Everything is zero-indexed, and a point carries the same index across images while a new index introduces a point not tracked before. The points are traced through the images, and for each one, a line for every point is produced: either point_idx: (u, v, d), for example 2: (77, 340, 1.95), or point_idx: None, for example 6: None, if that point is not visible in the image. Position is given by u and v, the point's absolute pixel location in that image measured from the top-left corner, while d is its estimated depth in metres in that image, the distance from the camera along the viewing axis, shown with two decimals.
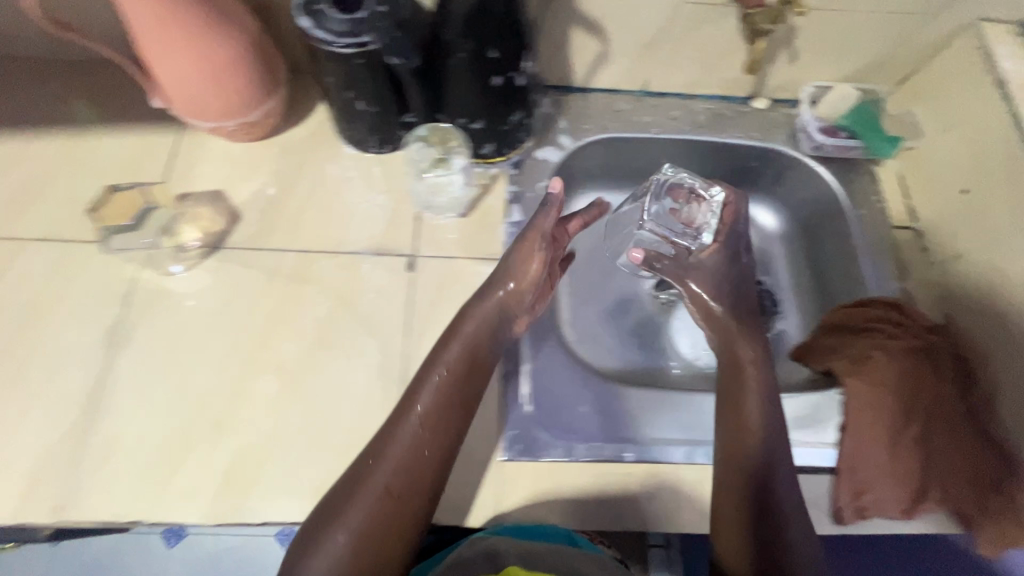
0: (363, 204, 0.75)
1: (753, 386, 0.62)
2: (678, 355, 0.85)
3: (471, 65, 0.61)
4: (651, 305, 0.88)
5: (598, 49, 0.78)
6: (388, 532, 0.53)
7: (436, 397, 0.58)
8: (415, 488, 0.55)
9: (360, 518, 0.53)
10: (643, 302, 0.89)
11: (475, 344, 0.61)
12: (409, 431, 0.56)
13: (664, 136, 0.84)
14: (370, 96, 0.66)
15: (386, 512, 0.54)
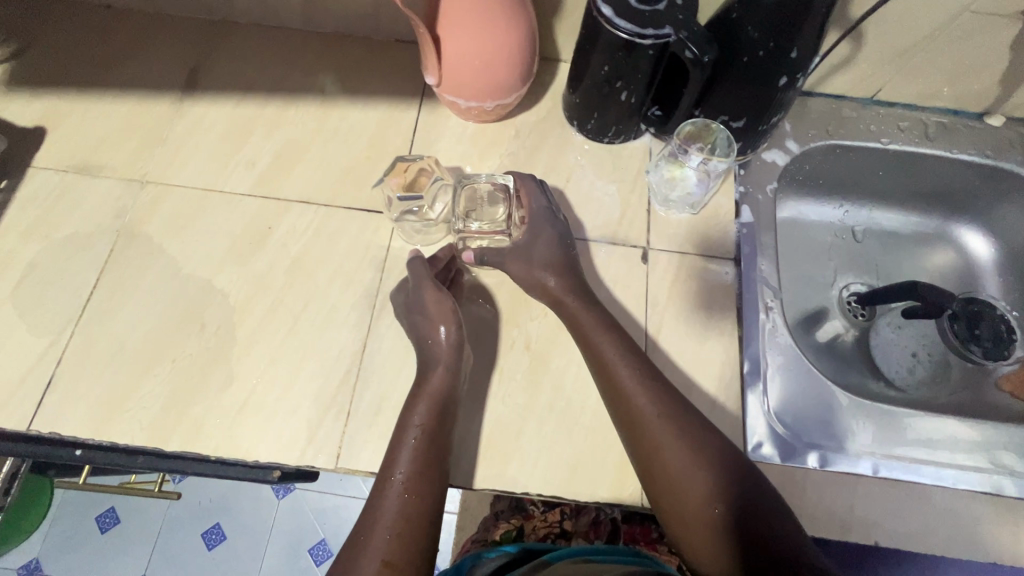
0: (595, 192, 0.76)
1: (630, 379, 0.59)
2: (879, 374, 0.82)
3: (764, 64, 0.60)
4: (844, 323, 0.86)
5: (846, 53, 0.76)
6: (419, 524, 0.54)
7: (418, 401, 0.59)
8: (421, 483, 0.56)
9: (386, 538, 0.52)
10: (835, 318, 0.87)
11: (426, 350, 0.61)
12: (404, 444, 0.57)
13: (893, 147, 0.82)
14: (639, 85, 0.67)
15: (410, 500, 0.55)
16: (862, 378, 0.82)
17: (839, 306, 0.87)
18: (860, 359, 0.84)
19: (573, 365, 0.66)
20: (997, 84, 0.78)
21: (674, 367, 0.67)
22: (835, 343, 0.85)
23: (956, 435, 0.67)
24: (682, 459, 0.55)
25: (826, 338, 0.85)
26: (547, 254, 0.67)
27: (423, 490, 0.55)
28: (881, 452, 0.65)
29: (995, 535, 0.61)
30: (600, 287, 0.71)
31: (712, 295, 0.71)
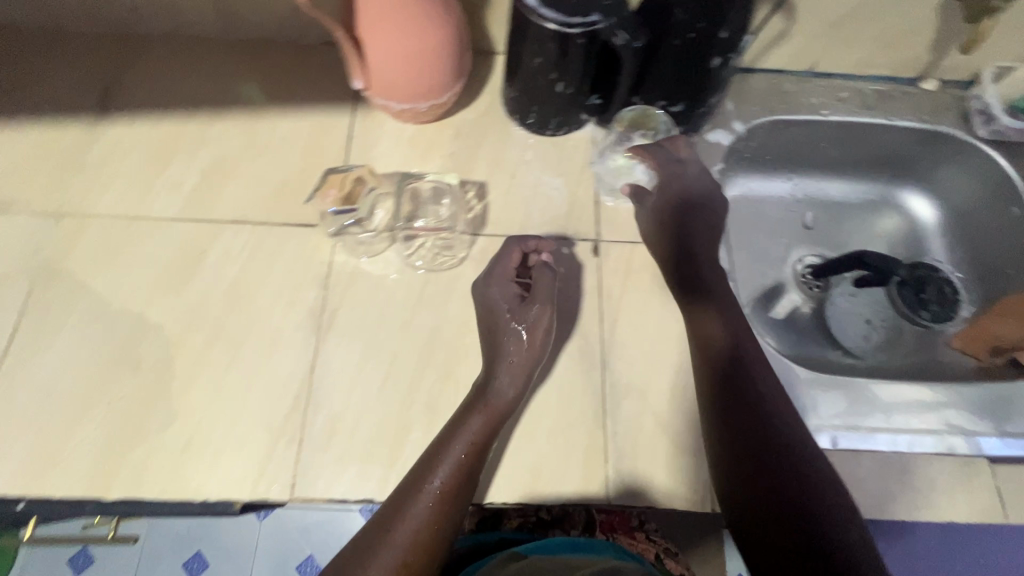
0: (541, 187, 0.74)
1: (716, 348, 0.63)
2: (834, 345, 0.83)
3: (695, 45, 0.59)
4: (800, 296, 0.87)
5: (781, 27, 0.76)
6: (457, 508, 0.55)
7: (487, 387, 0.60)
8: (450, 486, 0.56)
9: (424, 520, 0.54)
10: (791, 294, 0.87)
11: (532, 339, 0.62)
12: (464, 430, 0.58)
13: (835, 119, 0.83)
14: (574, 75, 0.65)
15: (437, 500, 0.55)
16: (818, 350, 0.83)
17: (794, 280, 0.87)
18: (816, 332, 0.84)
19: None
20: (928, 50, 0.79)
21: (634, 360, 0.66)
22: (791, 318, 0.86)
23: (909, 398, 0.68)
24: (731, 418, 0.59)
25: (782, 314, 0.85)
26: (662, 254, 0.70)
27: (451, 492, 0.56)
28: (838, 424, 0.65)
29: (950, 494, 0.62)
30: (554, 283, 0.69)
31: (667, 282, 0.70)
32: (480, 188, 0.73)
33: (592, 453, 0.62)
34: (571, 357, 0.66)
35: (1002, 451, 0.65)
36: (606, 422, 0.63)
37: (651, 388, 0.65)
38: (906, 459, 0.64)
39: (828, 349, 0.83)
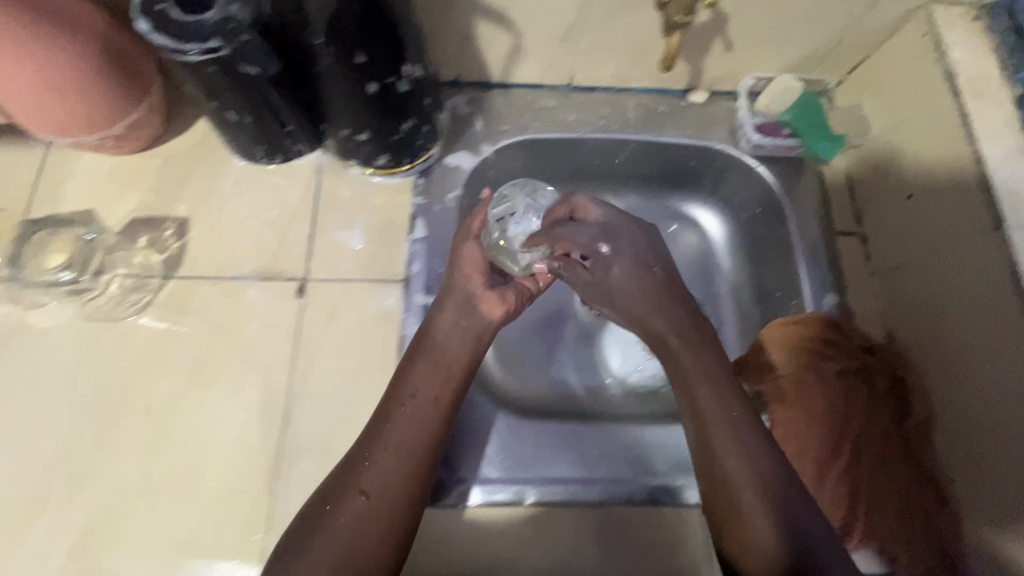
0: (250, 222, 0.68)
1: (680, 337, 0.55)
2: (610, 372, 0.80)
3: (339, 71, 0.53)
4: (586, 318, 0.83)
5: (511, 42, 0.69)
6: (410, 499, 0.50)
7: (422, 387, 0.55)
8: (391, 490, 0.50)
9: (354, 512, 0.49)
10: (578, 315, 0.83)
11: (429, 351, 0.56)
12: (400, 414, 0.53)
13: (594, 136, 0.77)
14: (237, 105, 0.58)
15: (371, 516, 0.49)
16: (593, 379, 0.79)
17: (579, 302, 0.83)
18: (591, 363, 0.80)
19: (203, 426, 0.59)
20: (682, 62, 0.74)
21: (322, 412, 0.61)
22: (574, 341, 0.82)
23: (631, 443, 0.62)
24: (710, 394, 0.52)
25: (562, 338, 0.81)
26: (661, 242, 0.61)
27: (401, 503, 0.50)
28: (543, 476, 0.60)
29: (648, 546, 0.58)
30: (248, 329, 0.64)
31: (375, 325, 0.65)
32: (179, 226, 0.67)
33: (252, 522, 0.57)
34: (250, 413, 0.60)
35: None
36: (273, 486, 0.58)
37: (332, 446, 0.60)
38: (607, 512, 0.60)
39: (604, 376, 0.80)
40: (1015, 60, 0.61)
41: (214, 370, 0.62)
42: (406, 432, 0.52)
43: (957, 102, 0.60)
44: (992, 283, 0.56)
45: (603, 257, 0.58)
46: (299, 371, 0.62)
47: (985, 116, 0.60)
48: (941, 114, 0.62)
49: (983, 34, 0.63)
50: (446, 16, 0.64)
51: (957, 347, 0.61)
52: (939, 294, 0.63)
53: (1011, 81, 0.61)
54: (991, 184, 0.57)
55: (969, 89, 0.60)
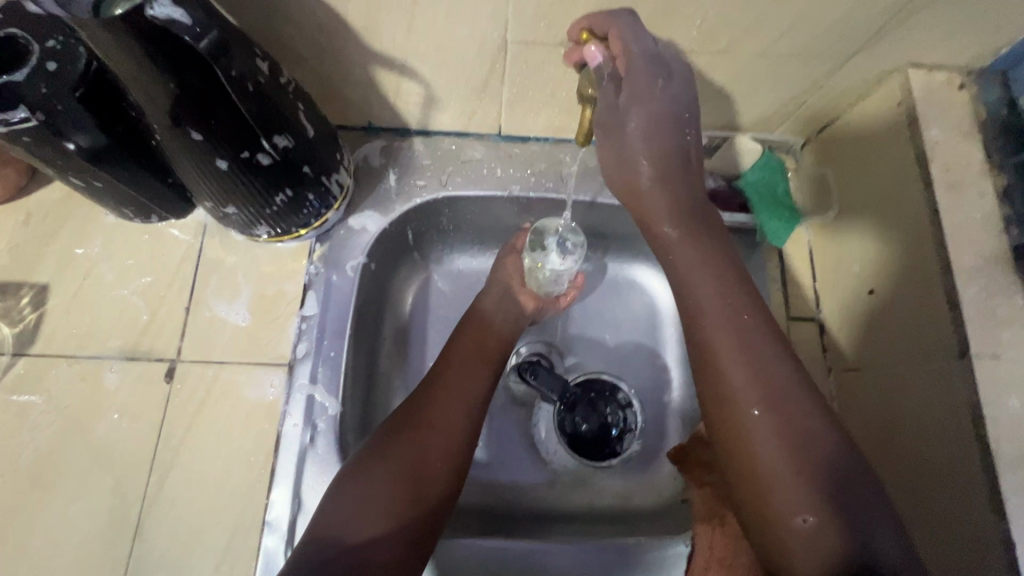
0: (120, 291, 0.61)
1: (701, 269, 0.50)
2: (536, 458, 0.69)
3: (177, 145, 0.44)
4: (517, 391, 0.70)
5: (421, 92, 0.60)
6: (451, 469, 0.51)
7: (461, 370, 0.57)
8: (449, 456, 0.51)
9: (392, 480, 0.48)
10: (506, 387, 0.71)
11: (478, 326, 0.62)
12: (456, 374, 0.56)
13: (526, 196, 0.68)
14: (77, 173, 0.49)
15: (429, 481, 0.49)
16: (516, 466, 0.68)
17: (508, 372, 0.71)
18: (517, 445, 0.69)
19: (42, 534, 0.52)
20: None
21: (183, 519, 0.54)
22: (500, 415, 0.71)
23: (540, 558, 0.57)
24: (741, 376, 0.45)
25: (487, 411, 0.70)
26: (702, 292, 0.49)
27: (395, 559, 0.45)
28: None
29: None
30: (104, 419, 0.56)
31: (250, 417, 0.57)
32: (37, 293, 0.60)
33: None
34: (96, 521, 0.53)
35: None
36: None
37: (191, 560, 0.53)
38: None
39: (529, 464, 0.69)
40: (1000, 142, 0.53)
41: (60, 468, 0.54)
42: (400, 491, 0.47)
43: (929, 192, 0.51)
44: (955, 420, 0.47)
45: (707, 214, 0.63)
46: (158, 470, 0.55)
47: (961, 212, 0.51)
48: (912, 202, 0.53)
49: (966, 107, 0.54)
50: (337, 64, 0.55)
51: (907, 479, 0.52)
52: (896, 413, 0.53)
53: (994, 167, 0.52)
54: (958, 299, 0.48)
55: (944, 177, 0.52)
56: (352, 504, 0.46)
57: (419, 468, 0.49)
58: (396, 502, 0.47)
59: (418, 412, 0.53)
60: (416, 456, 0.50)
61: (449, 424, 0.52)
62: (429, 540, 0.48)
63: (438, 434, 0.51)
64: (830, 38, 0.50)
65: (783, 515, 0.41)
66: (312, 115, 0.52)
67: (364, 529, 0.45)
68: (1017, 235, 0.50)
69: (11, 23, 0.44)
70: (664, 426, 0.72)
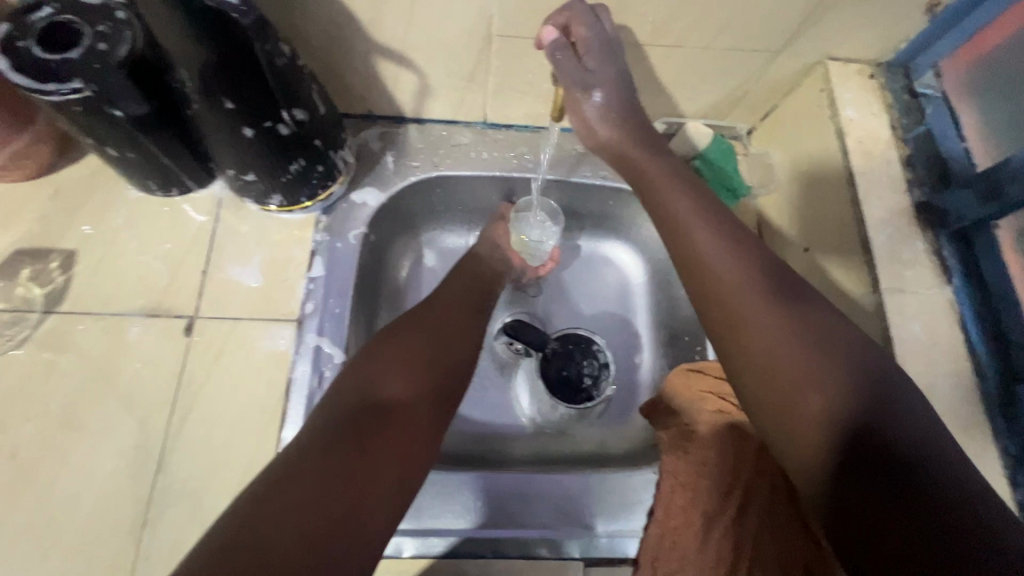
0: (142, 257, 0.67)
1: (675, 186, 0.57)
2: (520, 410, 0.76)
3: (211, 114, 0.52)
4: (503, 352, 0.78)
5: (417, 80, 0.69)
6: (460, 354, 0.58)
7: (462, 291, 0.65)
8: (459, 340, 0.59)
9: (412, 350, 0.54)
10: (493, 348, 0.79)
11: (473, 269, 0.68)
12: (456, 292, 0.64)
13: (509, 175, 0.76)
14: (116, 143, 0.56)
15: (445, 357, 0.56)
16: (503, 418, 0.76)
17: (494, 335, 0.79)
18: (504, 400, 0.77)
19: (71, 469, 0.57)
20: None
21: (202, 454, 0.59)
22: (488, 374, 0.78)
23: (528, 488, 0.64)
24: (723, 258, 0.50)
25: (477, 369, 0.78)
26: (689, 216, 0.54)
27: (422, 416, 0.51)
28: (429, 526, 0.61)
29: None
30: (129, 367, 0.62)
31: (263, 365, 0.63)
32: (65, 258, 0.65)
33: (117, 570, 0.55)
34: (122, 457, 0.58)
35: (596, 552, 0.62)
36: (142, 534, 0.56)
37: (208, 491, 0.58)
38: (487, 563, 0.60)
39: (514, 416, 0.76)
40: (904, 121, 0.63)
41: (88, 411, 0.60)
42: (420, 356, 0.54)
43: (846, 160, 0.61)
44: None
45: None
46: (180, 411, 0.61)
47: (873, 176, 0.61)
48: (835, 170, 0.63)
49: (875, 93, 0.64)
50: (344, 54, 0.63)
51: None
52: None
53: (899, 140, 0.63)
54: (871, 245, 0.58)
55: (858, 148, 0.62)
56: (379, 368, 0.52)
57: (438, 349, 0.56)
58: (417, 366, 0.54)
59: (430, 309, 0.60)
60: (431, 337, 0.57)
61: (457, 321, 0.60)
62: (448, 405, 0.54)
63: (447, 333, 0.58)
64: (760, 34, 0.61)
65: (784, 381, 0.43)
66: (323, 95, 0.60)
67: (391, 388, 0.51)
68: (918, 194, 0.60)
69: (66, 11, 0.52)
70: (635, 383, 0.80)
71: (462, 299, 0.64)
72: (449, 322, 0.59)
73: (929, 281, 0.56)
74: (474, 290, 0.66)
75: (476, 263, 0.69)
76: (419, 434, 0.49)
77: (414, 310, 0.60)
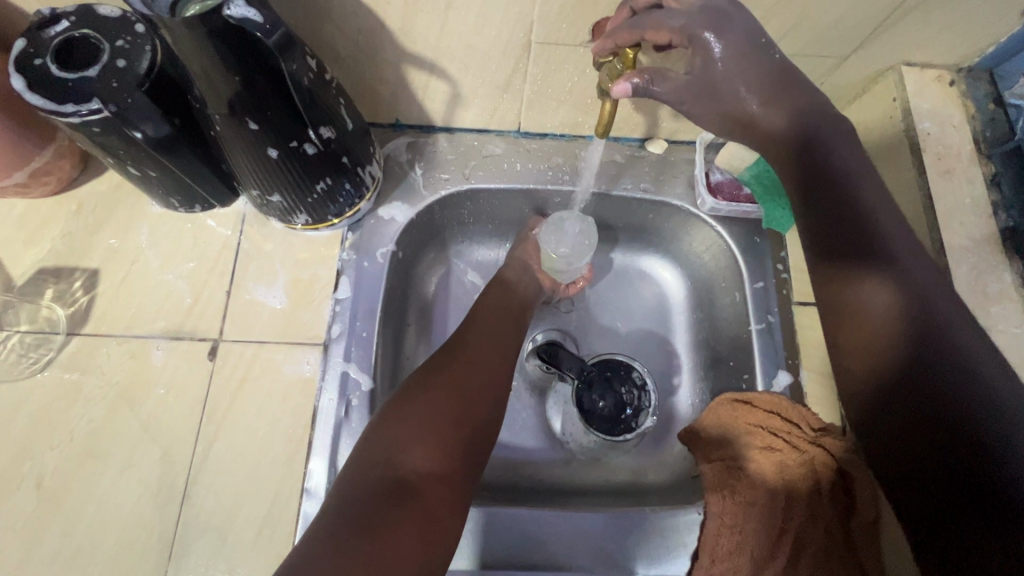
0: (165, 277, 0.65)
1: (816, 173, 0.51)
2: (551, 436, 0.71)
3: (235, 136, 0.49)
4: (533, 373, 0.73)
5: (448, 90, 0.64)
6: (487, 400, 0.55)
7: (489, 322, 0.62)
8: (485, 387, 0.56)
9: (433, 406, 0.52)
10: (523, 368, 0.74)
11: (505, 294, 0.66)
12: (483, 326, 0.61)
13: (544, 188, 0.72)
14: (138, 164, 0.53)
15: (471, 408, 0.54)
16: (532, 444, 0.71)
17: (524, 355, 0.74)
18: (534, 424, 0.72)
19: (96, 500, 0.56)
20: (635, 112, 0.67)
21: (227, 485, 0.57)
22: (517, 396, 0.73)
23: (556, 534, 0.60)
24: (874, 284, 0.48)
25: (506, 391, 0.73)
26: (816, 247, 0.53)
27: (445, 488, 0.49)
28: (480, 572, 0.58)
29: None
30: (152, 393, 0.60)
31: (288, 392, 0.61)
32: (88, 278, 0.64)
33: None
34: (146, 488, 0.57)
35: None
36: (168, 567, 0.55)
37: (233, 525, 0.56)
38: None
39: (545, 442, 0.71)
40: (988, 134, 0.57)
41: (113, 439, 0.58)
42: (439, 411, 0.52)
43: (923, 179, 0.55)
44: None
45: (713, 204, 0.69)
46: (203, 440, 0.59)
47: (953, 197, 0.55)
48: (907, 190, 0.57)
49: (956, 102, 0.58)
50: (373, 64, 0.60)
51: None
52: None
53: (983, 156, 0.56)
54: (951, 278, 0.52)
55: (936, 166, 0.56)
56: (399, 431, 0.50)
57: (461, 408, 0.53)
58: (441, 427, 0.52)
59: (449, 358, 0.57)
60: (455, 388, 0.54)
61: (481, 362, 0.57)
62: (478, 464, 0.53)
63: (469, 378, 0.55)
64: (827, 39, 0.55)
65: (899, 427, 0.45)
66: (351, 110, 0.57)
67: (413, 458, 0.49)
68: (1004, 218, 0.54)
69: (83, 25, 0.49)
70: (672, 410, 0.73)
71: (492, 333, 0.61)
72: (476, 366, 0.57)
73: (1017, 319, 0.51)
74: (503, 318, 0.64)
75: (505, 290, 0.67)
76: (441, 509, 0.48)
77: (433, 360, 0.57)
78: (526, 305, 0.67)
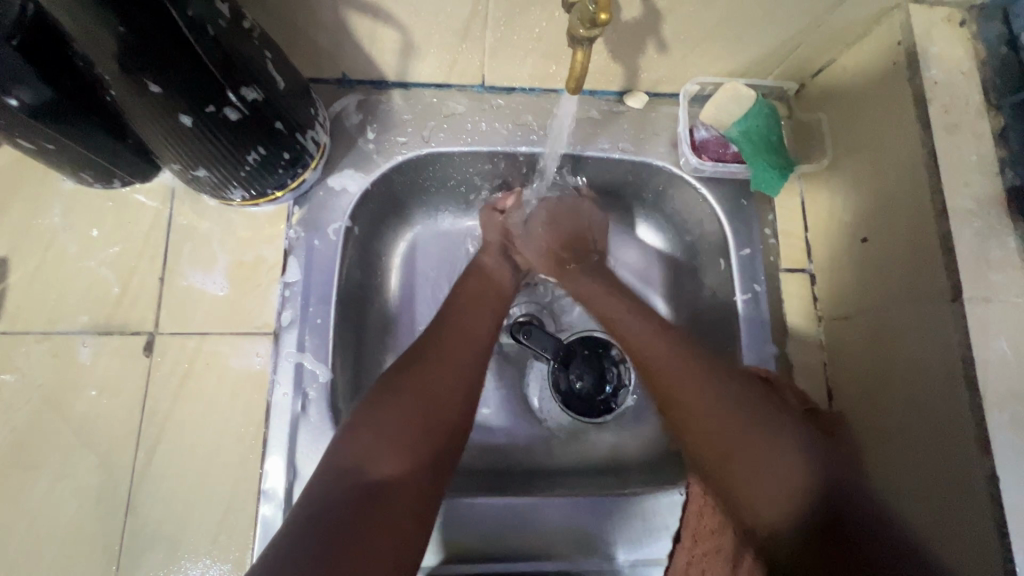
0: (86, 264, 0.57)
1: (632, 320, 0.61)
2: (527, 414, 0.68)
3: (136, 101, 0.40)
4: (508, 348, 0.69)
5: (398, 38, 0.56)
6: (463, 395, 0.51)
7: (468, 310, 0.58)
8: (464, 380, 0.52)
9: (402, 407, 0.48)
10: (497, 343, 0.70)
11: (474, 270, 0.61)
12: (463, 316, 0.57)
13: (512, 151, 0.65)
14: (27, 135, 0.45)
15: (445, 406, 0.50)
16: (508, 424, 0.67)
17: (499, 329, 0.69)
18: (510, 403, 0.68)
19: (30, 514, 0.51)
20: (612, 61, 0.60)
21: (174, 492, 0.53)
22: (492, 373, 0.69)
23: (539, 516, 0.58)
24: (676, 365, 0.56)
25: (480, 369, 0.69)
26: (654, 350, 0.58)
27: (417, 492, 0.45)
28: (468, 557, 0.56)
29: None
30: (82, 396, 0.54)
31: (236, 389, 0.56)
32: None
33: None
34: (84, 500, 0.52)
35: None
36: None
37: (185, 534, 0.52)
38: None
39: (521, 421, 0.68)
40: (999, 81, 0.51)
41: (42, 448, 0.53)
42: (411, 412, 0.48)
43: (927, 135, 0.50)
44: (942, 366, 0.48)
45: (696, 165, 0.64)
46: (146, 445, 0.54)
47: (958, 153, 0.50)
48: (909, 147, 0.52)
49: (965, 45, 0.51)
50: (304, 7, 0.51)
51: (886, 418, 0.54)
52: (888, 361, 0.54)
53: (992, 107, 0.51)
54: (953, 244, 0.48)
55: (943, 120, 0.50)
56: (372, 434, 0.46)
57: (431, 414, 0.49)
58: (408, 427, 0.47)
59: (420, 351, 0.53)
60: (426, 389, 0.50)
61: (461, 350, 0.54)
62: (451, 465, 0.49)
63: (446, 370, 0.52)
64: None
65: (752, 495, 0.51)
66: (282, 65, 0.48)
67: (382, 464, 0.45)
68: (1011, 177, 0.49)
69: None
70: None
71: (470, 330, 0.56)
72: (452, 358, 0.53)
73: (1020, 288, 0.47)
74: (472, 304, 0.59)
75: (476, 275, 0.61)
76: (410, 522, 0.44)
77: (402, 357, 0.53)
78: (499, 283, 0.63)
